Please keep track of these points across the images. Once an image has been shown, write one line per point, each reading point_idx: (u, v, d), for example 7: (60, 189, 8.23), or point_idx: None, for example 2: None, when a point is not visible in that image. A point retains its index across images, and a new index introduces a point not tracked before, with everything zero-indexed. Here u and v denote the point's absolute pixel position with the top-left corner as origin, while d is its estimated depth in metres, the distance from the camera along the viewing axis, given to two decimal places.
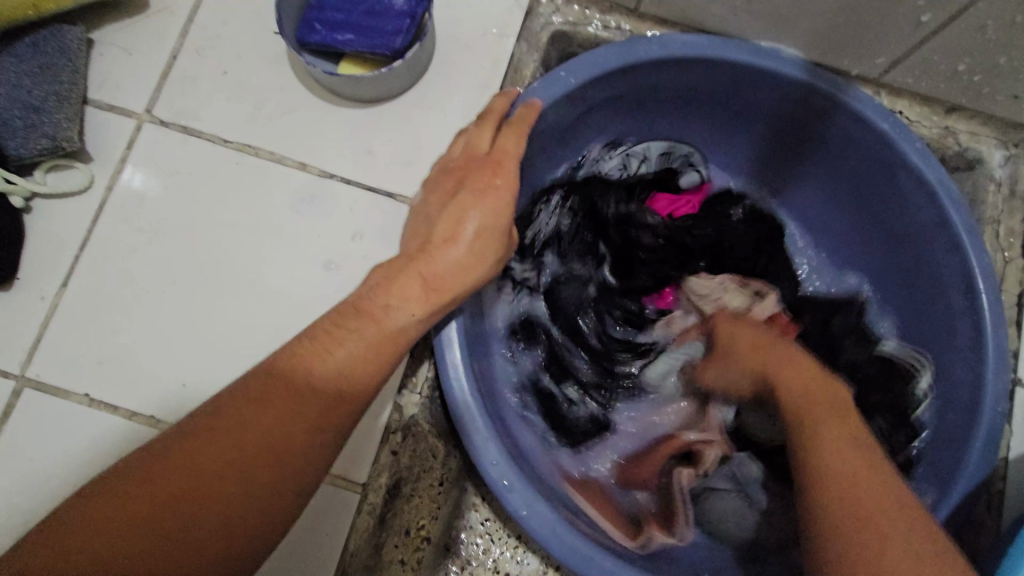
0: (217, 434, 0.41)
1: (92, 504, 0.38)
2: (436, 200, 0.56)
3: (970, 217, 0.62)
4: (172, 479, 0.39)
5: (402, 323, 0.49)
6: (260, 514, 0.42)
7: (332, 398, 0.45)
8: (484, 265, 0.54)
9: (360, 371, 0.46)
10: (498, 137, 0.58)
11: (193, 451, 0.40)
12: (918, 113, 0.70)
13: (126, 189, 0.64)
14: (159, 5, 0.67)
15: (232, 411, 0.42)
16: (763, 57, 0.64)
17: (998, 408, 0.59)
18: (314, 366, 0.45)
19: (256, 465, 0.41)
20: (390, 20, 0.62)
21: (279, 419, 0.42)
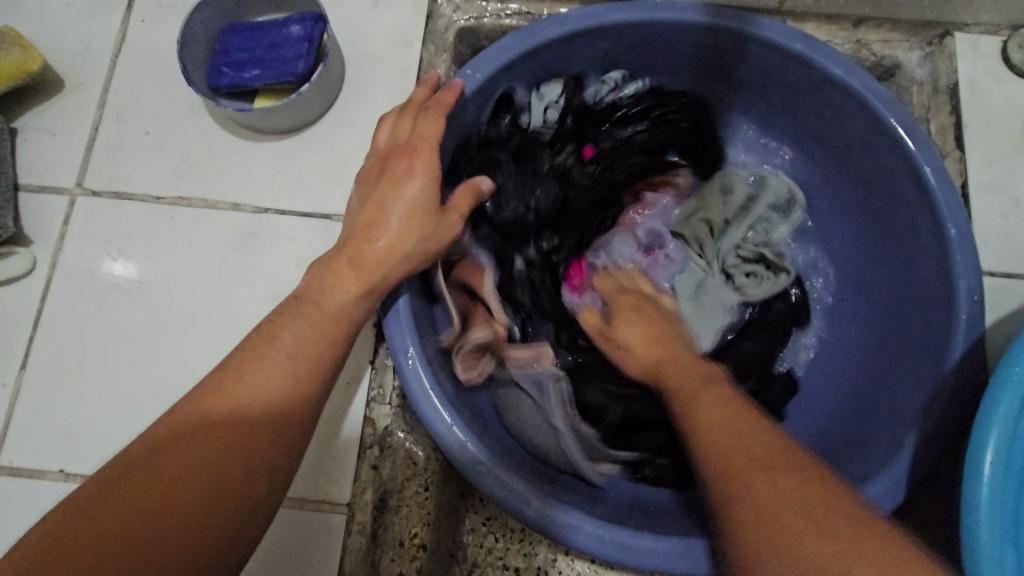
0: (158, 456, 0.41)
1: (42, 546, 0.37)
2: (363, 188, 0.56)
3: (903, 114, 0.62)
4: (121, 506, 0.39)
5: (338, 305, 0.50)
6: (215, 529, 0.41)
7: (274, 403, 0.45)
8: (413, 246, 0.54)
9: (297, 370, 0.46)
10: (417, 122, 0.58)
11: (135, 476, 0.40)
12: (828, 31, 0.70)
13: (70, 265, 0.65)
14: (76, 83, 0.69)
15: (174, 432, 0.42)
16: (659, 11, 0.65)
17: (974, 296, 0.57)
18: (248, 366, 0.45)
19: (202, 480, 0.41)
20: (291, 48, 0.63)
21: (221, 432, 0.43)
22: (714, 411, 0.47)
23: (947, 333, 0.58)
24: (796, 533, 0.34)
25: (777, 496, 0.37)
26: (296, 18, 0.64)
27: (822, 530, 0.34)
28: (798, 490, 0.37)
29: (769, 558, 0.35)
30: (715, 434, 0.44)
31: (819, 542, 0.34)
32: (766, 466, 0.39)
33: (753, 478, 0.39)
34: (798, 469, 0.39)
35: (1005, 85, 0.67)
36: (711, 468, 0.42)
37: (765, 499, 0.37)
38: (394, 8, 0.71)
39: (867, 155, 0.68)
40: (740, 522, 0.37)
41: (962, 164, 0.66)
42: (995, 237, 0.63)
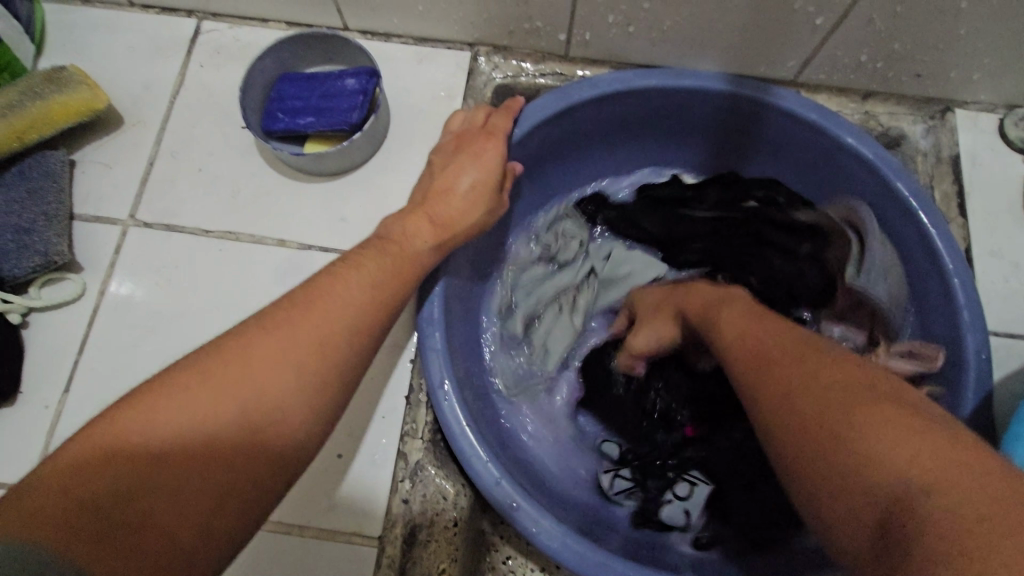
0: (160, 420, 0.41)
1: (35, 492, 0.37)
2: (439, 160, 0.63)
3: (911, 182, 0.67)
4: (120, 469, 0.39)
5: (413, 252, 0.56)
6: (200, 513, 0.40)
7: (281, 394, 0.44)
8: (478, 214, 0.60)
9: (303, 359, 0.46)
10: (491, 116, 0.66)
11: (136, 435, 0.40)
12: (838, 102, 0.76)
13: (117, 293, 0.67)
14: (135, 121, 0.74)
15: (179, 398, 0.42)
16: (685, 79, 0.71)
17: (982, 356, 0.61)
18: (257, 347, 0.45)
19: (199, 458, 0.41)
20: (345, 98, 0.68)
21: (225, 411, 0.43)
22: (754, 323, 0.50)
23: (958, 389, 0.61)
24: (905, 533, 0.31)
25: (891, 448, 0.34)
26: (350, 72, 0.69)
27: (905, 491, 0.32)
28: (885, 425, 0.35)
29: (843, 524, 0.36)
30: (751, 378, 0.45)
31: (876, 453, 0.35)
32: (865, 417, 0.36)
33: (859, 422, 0.36)
34: (864, 398, 0.38)
35: (1003, 159, 0.72)
36: (789, 438, 0.40)
37: (858, 479, 0.35)
38: (437, 65, 0.76)
39: (878, 217, 0.72)
40: (838, 471, 0.36)
41: (966, 230, 0.70)
42: (998, 299, 0.67)
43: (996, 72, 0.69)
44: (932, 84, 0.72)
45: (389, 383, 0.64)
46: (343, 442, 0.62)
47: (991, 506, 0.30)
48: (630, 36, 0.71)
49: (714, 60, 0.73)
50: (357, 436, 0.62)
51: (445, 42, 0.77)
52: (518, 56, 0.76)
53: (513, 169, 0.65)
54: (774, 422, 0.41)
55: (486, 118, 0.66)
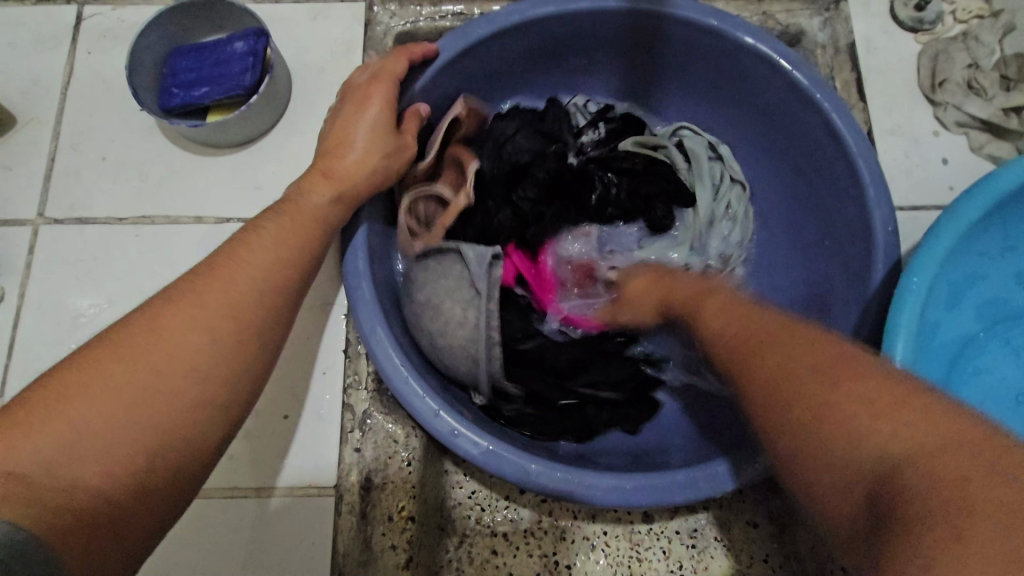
0: (81, 391, 0.41)
1: None
2: (335, 116, 0.63)
3: (810, 72, 0.69)
4: (40, 442, 0.39)
5: (316, 205, 0.56)
6: (146, 472, 0.42)
7: (198, 351, 0.45)
8: (379, 162, 0.60)
9: (217, 327, 0.46)
10: (385, 62, 0.64)
11: (59, 407, 0.40)
12: (736, 6, 0.76)
13: (38, 292, 0.66)
14: (28, 118, 0.71)
15: (97, 370, 0.42)
16: (580, 1, 0.71)
17: (888, 228, 0.63)
18: (169, 318, 0.46)
19: (132, 422, 0.42)
20: (236, 63, 0.66)
21: (151, 375, 0.43)
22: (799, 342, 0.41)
23: (868, 264, 0.64)
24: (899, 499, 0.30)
25: (885, 428, 0.33)
26: (239, 35, 0.67)
27: (898, 463, 0.31)
28: (883, 395, 0.34)
29: (871, 432, 0.33)
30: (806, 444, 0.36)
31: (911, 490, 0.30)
32: (831, 381, 0.37)
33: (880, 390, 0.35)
34: (912, 402, 0.34)
35: (897, 40, 0.74)
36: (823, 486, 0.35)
37: (833, 460, 0.35)
38: (333, 20, 0.75)
39: (785, 114, 0.74)
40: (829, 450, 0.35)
41: (866, 113, 0.72)
42: (901, 175, 0.70)
43: None
44: None
45: (325, 340, 0.65)
46: (287, 403, 0.63)
47: (975, 467, 0.29)
48: None
49: None
50: (301, 394, 0.64)
51: None
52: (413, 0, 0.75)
53: (418, 111, 0.66)
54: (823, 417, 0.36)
55: (380, 66, 0.65)
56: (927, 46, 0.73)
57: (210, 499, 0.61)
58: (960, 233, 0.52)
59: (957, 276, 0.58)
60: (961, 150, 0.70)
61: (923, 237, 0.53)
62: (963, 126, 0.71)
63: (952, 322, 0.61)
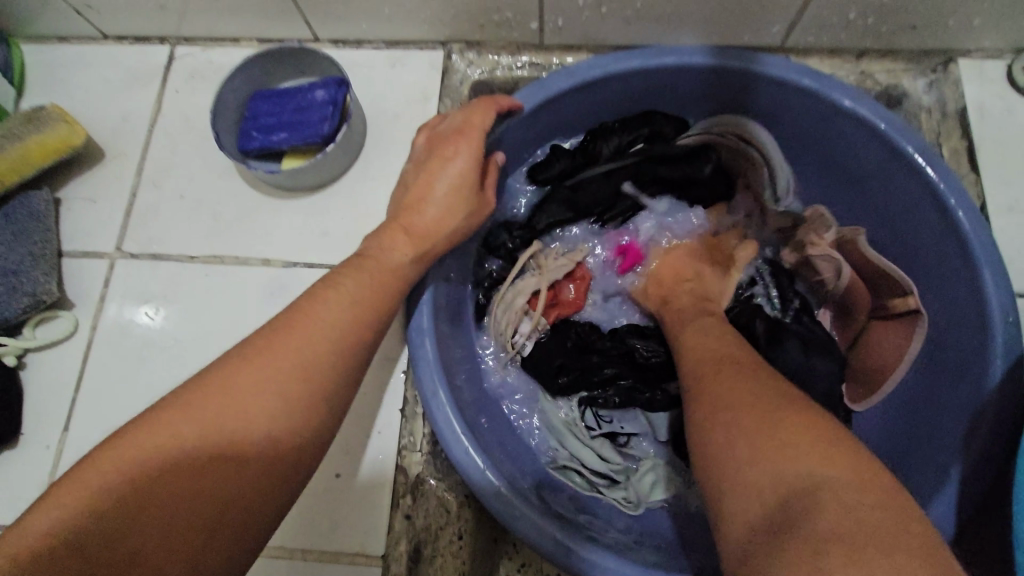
0: (150, 444, 0.40)
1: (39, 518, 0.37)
2: (413, 169, 0.61)
3: (920, 139, 0.63)
4: (108, 495, 0.38)
5: (391, 262, 0.54)
6: (204, 540, 0.40)
7: (265, 414, 0.43)
8: (457, 221, 0.59)
9: (289, 386, 0.44)
10: (467, 112, 0.62)
11: (129, 459, 0.39)
12: (833, 64, 0.72)
13: (108, 327, 0.67)
14: (115, 153, 0.74)
15: (170, 420, 0.41)
16: (667, 56, 0.68)
17: (1010, 318, 0.56)
18: (239, 375, 0.44)
19: (201, 482, 0.40)
20: (315, 111, 0.66)
21: (221, 434, 0.42)
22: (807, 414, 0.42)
23: (985, 356, 0.57)
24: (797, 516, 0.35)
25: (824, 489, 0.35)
26: (320, 83, 0.67)
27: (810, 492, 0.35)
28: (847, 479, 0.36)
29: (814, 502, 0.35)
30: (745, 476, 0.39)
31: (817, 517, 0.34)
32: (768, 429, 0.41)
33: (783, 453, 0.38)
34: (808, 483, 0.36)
35: (1014, 107, 0.68)
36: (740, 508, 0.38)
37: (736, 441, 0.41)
38: (410, 68, 0.74)
39: (883, 182, 0.68)
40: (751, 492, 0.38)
41: (979, 186, 0.66)
42: (1020, 257, 0.63)
43: (998, 14, 0.64)
44: (930, 35, 0.68)
45: (383, 396, 0.63)
46: (340, 458, 0.61)
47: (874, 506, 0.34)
48: (604, 18, 0.69)
49: (695, 32, 0.70)
50: (356, 451, 0.61)
51: (417, 43, 0.75)
52: (492, 50, 0.74)
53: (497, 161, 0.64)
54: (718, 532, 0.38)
55: (463, 116, 0.62)
56: None
57: (254, 555, 0.60)
58: None
59: None
60: None
61: None
62: None
63: None
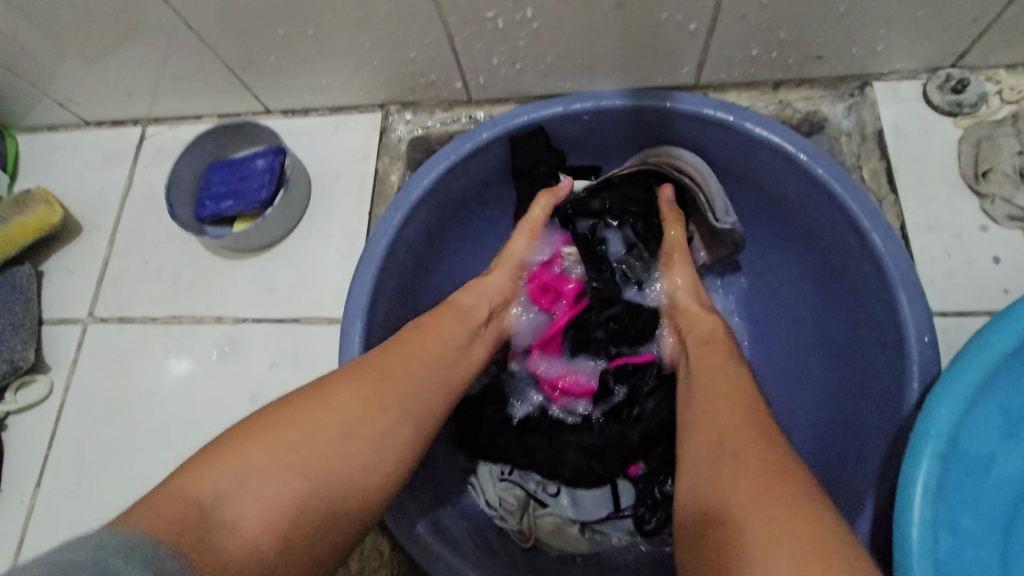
0: (339, 407, 0.45)
1: (259, 453, 0.41)
2: None
3: (832, 165, 0.64)
4: (307, 447, 0.42)
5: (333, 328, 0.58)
6: (365, 499, 0.44)
7: (357, 423, 0.45)
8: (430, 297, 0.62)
9: (386, 402, 0.47)
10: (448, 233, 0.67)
11: (316, 419, 0.44)
12: (750, 96, 0.74)
13: (79, 386, 0.73)
14: (92, 226, 0.81)
15: (350, 393, 0.46)
16: (583, 102, 0.71)
17: (925, 339, 0.56)
18: (351, 382, 0.47)
19: (363, 450, 0.44)
20: (255, 179, 0.73)
21: (392, 411, 0.46)
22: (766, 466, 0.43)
23: (903, 379, 0.56)
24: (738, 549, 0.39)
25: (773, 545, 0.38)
26: (260, 153, 0.74)
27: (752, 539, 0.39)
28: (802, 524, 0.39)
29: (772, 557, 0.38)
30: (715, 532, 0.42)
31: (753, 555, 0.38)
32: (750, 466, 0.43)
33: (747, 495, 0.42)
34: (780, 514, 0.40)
35: (932, 126, 0.68)
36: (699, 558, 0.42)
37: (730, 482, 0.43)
38: (352, 130, 0.80)
39: (803, 207, 0.69)
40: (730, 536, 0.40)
41: (899, 207, 0.66)
42: (941, 275, 0.62)
43: (901, 40, 0.65)
44: (840, 63, 0.69)
45: None
46: None
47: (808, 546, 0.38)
48: (521, 73, 0.73)
49: (611, 78, 0.73)
50: None
51: (358, 107, 0.81)
52: (425, 109, 0.79)
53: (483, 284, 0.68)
54: (735, 512, 0.41)
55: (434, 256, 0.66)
56: (968, 131, 0.67)
57: None
58: (1001, 357, 0.45)
59: (1014, 405, 0.51)
60: (1014, 247, 0.62)
61: (948, 364, 0.46)
62: (1016, 220, 0.63)
63: (1013, 456, 0.52)
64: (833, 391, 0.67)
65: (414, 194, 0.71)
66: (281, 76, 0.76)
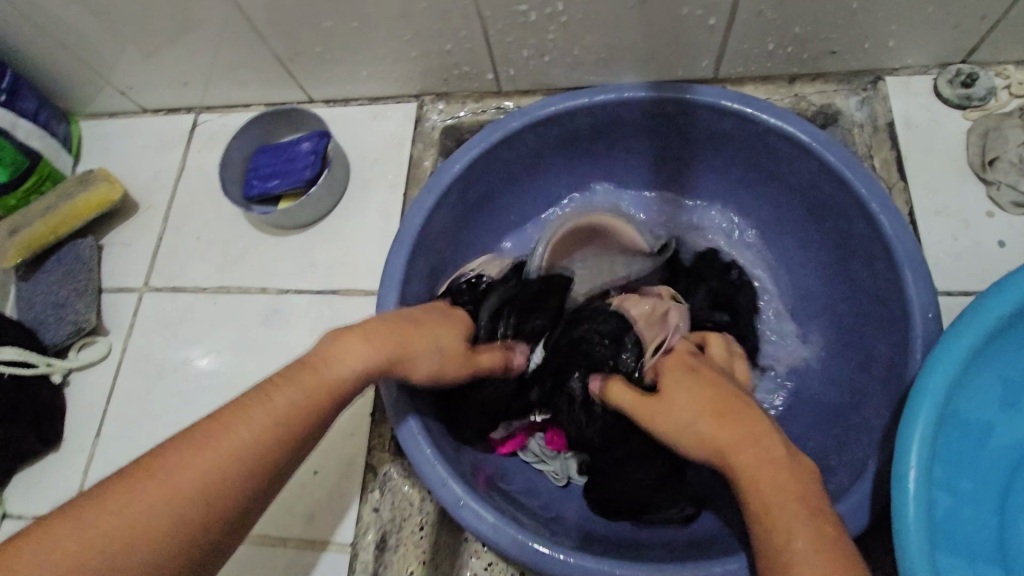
0: (193, 459, 0.43)
1: (122, 509, 0.41)
2: None
3: (844, 153, 0.68)
4: (125, 517, 0.41)
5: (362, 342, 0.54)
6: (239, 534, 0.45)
7: (228, 470, 0.44)
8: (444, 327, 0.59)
9: (268, 439, 0.46)
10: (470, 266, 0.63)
11: (183, 468, 0.43)
12: (767, 89, 0.77)
13: (135, 349, 0.79)
14: (147, 205, 0.88)
15: (188, 443, 0.44)
16: (608, 92, 0.75)
17: (929, 314, 0.59)
18: (250, 416, 0.46)
19: (234, 497, 0.44)
20: (300, 160, 0.79)
21: (244, 457, 0.45)
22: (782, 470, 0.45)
23: (908, 351, 0.60)
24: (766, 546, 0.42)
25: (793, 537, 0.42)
26: (305, 137, 0.80)
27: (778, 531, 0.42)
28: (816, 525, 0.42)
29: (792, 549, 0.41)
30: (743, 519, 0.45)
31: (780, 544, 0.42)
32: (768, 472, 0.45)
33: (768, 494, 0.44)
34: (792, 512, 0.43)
35: (942, 117, 0.71)
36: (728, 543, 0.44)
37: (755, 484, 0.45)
38: (388, 119, 0.86)
39: (817, 193, 0.73)
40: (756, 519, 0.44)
41: (908, 194, 0.69)
42: (948, 258, 0.65)
43: (912, 36, 0.69)
44: (853, 57, 0.72)
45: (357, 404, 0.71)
46: (318, 459, 0.70)
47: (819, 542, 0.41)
48: (549, 66, 0.78)
49: (634, 71, 0.77)
50: (333, 453, 0.70)
51: (394, 98, 0.86)
52: (458, 99, 0.84)
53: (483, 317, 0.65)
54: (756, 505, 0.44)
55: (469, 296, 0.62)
56: (977, 122, 0.70)
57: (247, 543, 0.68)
58: (996, 322, 0.48)
59: (1015, 372, 0.53)
60: (1019, 233, 0.65)
61: (947, 330, 0.49)
62: (1021, 207, 0.66)
63: (1013, 423, 0.55)
64: (847, 364, 0.71)
65: (448, 176, 0.76)
66: (325, 67, 0.82)
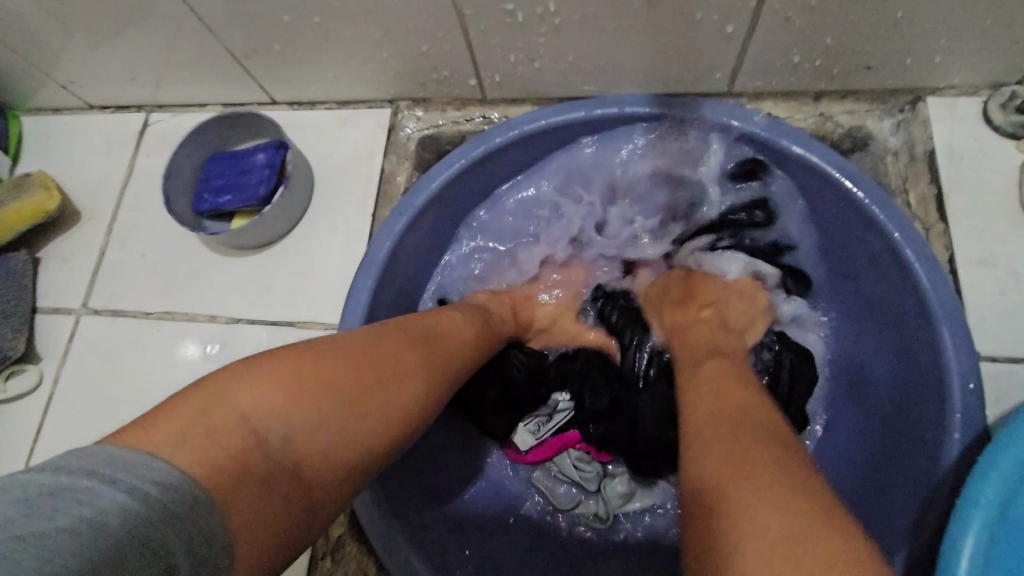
0: (320, 389, 0.40)
1: (229, 437, 0.36)
2: None
3: (878, 190, 0.58)
4: (262, 426, 0.38)
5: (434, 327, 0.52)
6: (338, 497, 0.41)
7: (336, 417, 0.40)
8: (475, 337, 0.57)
9: (384, 396, 0.42)
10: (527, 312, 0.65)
11: (307, 393, 0.40)
12: (788, 107, 0.67)
13: (69, 379, 0.71)
14: (91, 214, 0.79)
15: (322, 367, 0.41)
16: (605, 106, 0.65)
17: (972, 387, 0.50)
18: (371, 361, 0.43)
19: (350, 448, 0.40)
20: (254, 174, 0.70)
21: (359, 411, 0.41)
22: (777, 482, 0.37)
23: (944, 430, 0.51)
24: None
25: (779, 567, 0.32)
26: (261, 147, 0.71)
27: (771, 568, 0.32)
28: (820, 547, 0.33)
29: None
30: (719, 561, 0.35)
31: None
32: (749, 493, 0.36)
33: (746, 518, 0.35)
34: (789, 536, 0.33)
35: (990, 148, 0.62)
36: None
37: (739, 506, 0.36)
38: (359, 126, 0.76)
39: (842, 230, 0.63)
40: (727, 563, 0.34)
41: (949, 237, 0.60)
42: (992, 316, 0.57)
43: (963, 53, 0.59)
44: (892, 74, 0.62)
45: None
46: None
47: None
48: (539, 73, 0.68)
49: (636, 81, 0.67)
50: None
51: (366, 102, 0.77)
52: (437, 106, 0.75)
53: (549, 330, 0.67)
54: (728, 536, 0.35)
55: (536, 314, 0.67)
56: None
57: None
58: None
59: None
60: None
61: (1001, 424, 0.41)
62: None
63: None
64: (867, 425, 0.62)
65: (421, 197, 0.66)
66: (286, 66, 0.72)
